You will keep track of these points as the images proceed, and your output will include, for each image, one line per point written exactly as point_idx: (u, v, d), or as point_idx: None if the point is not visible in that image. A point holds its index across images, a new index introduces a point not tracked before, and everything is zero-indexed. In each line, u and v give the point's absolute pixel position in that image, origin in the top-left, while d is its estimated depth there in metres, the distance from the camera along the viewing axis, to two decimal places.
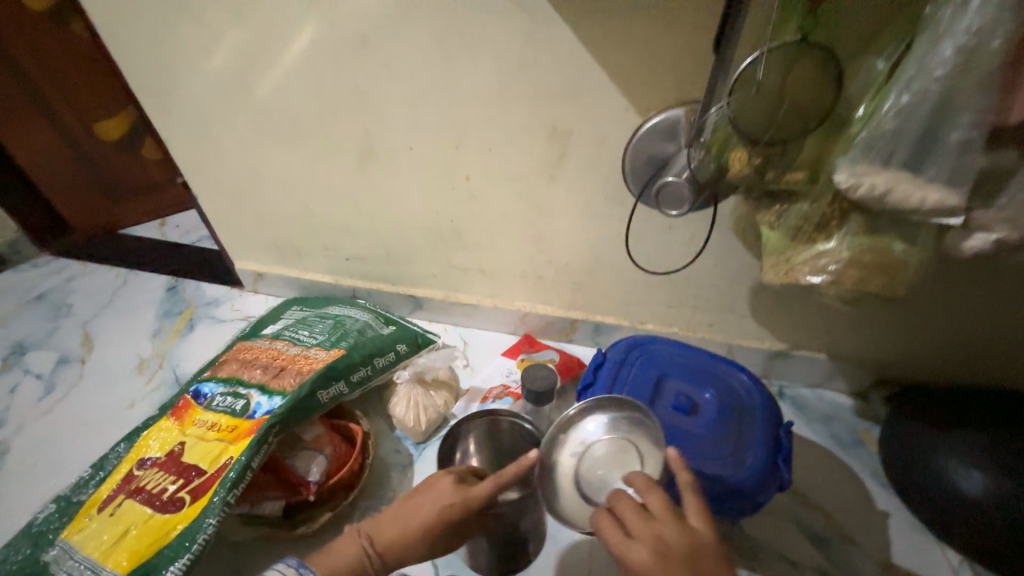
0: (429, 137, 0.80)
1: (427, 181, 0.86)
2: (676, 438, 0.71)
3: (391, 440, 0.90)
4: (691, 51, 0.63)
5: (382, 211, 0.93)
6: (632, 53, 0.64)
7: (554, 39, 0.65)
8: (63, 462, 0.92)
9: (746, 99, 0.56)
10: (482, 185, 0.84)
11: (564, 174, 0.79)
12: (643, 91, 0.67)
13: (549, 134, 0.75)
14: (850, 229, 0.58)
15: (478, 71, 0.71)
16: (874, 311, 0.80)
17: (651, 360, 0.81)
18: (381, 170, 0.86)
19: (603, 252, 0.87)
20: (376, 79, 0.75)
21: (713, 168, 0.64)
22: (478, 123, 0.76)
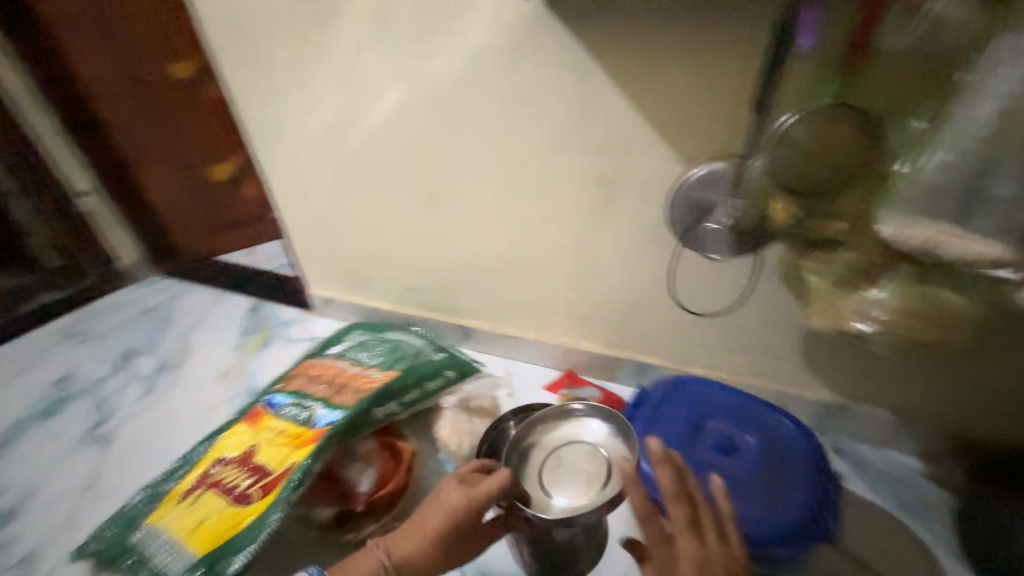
0: (488, 180, 0.89)
1: (484, 218, 0.94)
2: (719, 479, 0.71)
3: (434, 461, 0.95)
4: (735, 106, 0.67)
5: (440, 245, 1.02)
6: (676, 109, 0.70)
7: (606, 98, 0.72)
8: (154, 455, 1.07)
9: (787, 156, 0.60)
10: (533, 224, 0.91)
11: (609, 217, 0.84)
12: (688, 142, 0.72)
13: (596, 181, 0.81)
14: (896, 278, 0.56)
15: (535, 126, 0.79)
16: (940, 368, 0.76)
17: (695, 400, 0.81)
18: (441, 209, 0.97)
19: (645, 291, 0.90)
20: (448, 133, 0.86)
21: (757, 214, 0.66)
22: (533, 169, 0.84)
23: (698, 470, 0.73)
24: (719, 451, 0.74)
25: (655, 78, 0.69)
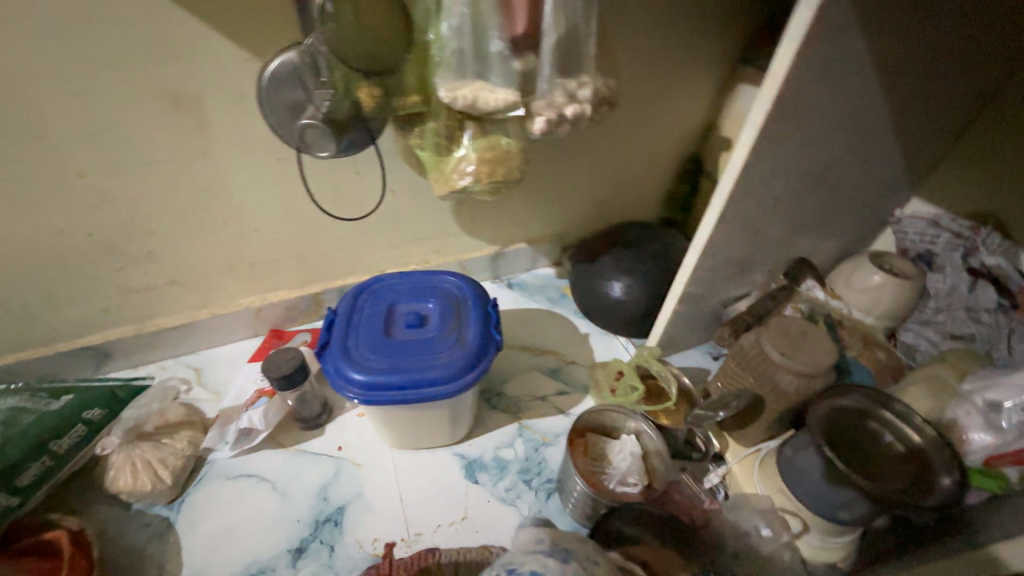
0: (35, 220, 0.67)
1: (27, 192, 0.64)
2: (416, 351, 0.64)
3: (239, 462, 0.76)
4: (215, 54, 0.61)
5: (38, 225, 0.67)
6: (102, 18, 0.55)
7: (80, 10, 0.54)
8: (261, 533, 0.70)
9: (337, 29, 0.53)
10: (112, 180, 0.67)
11: (215, 145, 0.68)
12: (210, 75, 0.62)
13: (171, 103, 0.63)
14: (453, 136, 0.63)
15: None
16: (571, 202, 1.03)
17: (378, 296, 0.71)
18: (136, 181, 0.68)
19: (238, 202, 0.76)
20: None
21: (348, 106, 0.59)
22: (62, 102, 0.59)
23: (383, 352, 0.63)
24: (457, 317, 0.68)
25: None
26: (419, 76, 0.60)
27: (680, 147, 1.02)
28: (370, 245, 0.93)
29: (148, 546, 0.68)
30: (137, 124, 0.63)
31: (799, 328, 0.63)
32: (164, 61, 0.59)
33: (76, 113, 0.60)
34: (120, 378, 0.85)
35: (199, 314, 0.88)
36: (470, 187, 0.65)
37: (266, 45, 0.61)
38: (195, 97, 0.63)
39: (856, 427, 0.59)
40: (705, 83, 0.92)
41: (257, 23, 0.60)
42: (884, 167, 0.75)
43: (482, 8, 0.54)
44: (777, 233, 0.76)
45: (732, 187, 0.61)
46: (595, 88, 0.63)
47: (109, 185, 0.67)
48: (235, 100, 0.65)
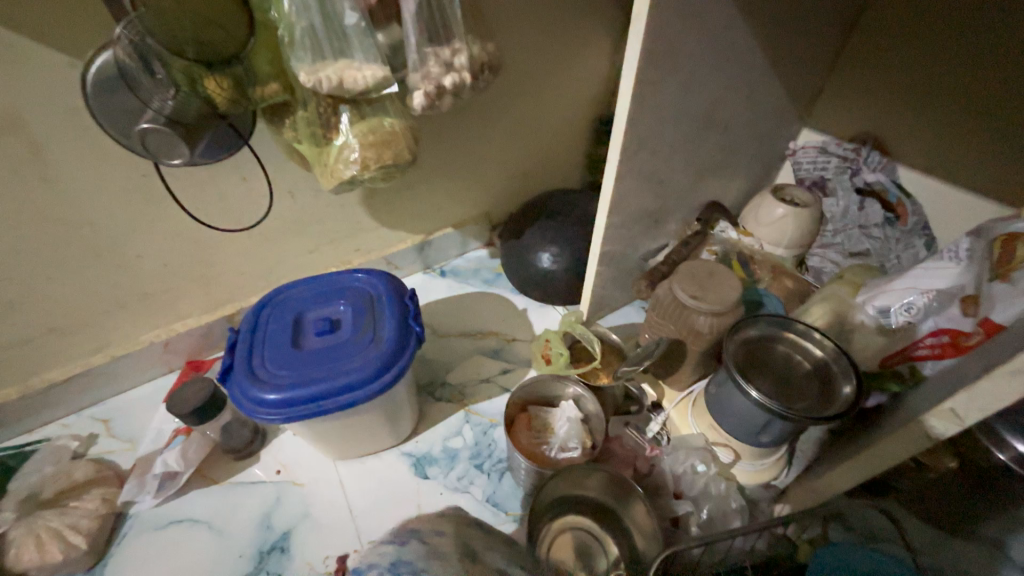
0: None
1: None
2: (328, 358, 0.61)
3: (166, 509, 0.71)
4: (24, 63, 0.53)
5: None
6: None
7: None
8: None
9: (155, 16, 0.46)
10: None
11: (56, 169, 0.60)
12: (26, 88, 0.54)
13: None
14: (329, 123, 0.59)
15: None
16: (489, 178, 1.00)
17: (283, 306, 0.67)
18: None
19: (108, 229, 0.68)
20: None
21: (197, 103, 0.52)
22: None
23: (292, 365, 0.60)
24: (371, 315, 0.65)
25: None
26: (274, 62, 0.54)
27: (589, 108, 1.02)
28: (280, 255, 0.86)
29: None
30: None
31: (707, 269, 0.65)
32: None
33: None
34: (12, 447, 0.75)
35: (94, 360, 0.80)
36: (359, 176, 0.60)
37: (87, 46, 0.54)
38: (12, 116, 0.55)
39: (766, 354, 0.62)
40: (599, 39, 0.91)
41: (68, 21, 0.52)
42: (772, 102, 0.78)
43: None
44: (682, 181, 0.77)
45: (624, 139, 0.61)
46: (472, 53, 0.60)
47: None
48: (66, 114, 0.57)
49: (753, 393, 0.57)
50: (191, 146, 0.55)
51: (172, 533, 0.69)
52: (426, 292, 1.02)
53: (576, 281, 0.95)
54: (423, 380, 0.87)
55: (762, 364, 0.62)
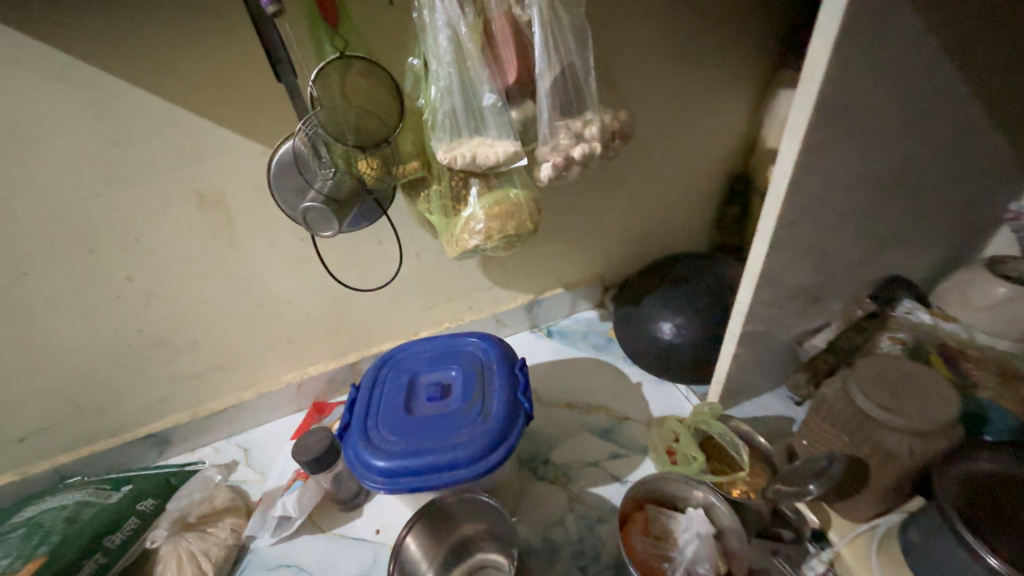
0: (94, 325, 0.73)
1: (86, 300, 0.70)
2: (437, 428, 0.59)
3: (278, 551, 0.74)
4: (234, 153, 0.65)
5: (97, 330, 0.73)
6: (135, 139, 0.60)
7: (118, 136, 0.60)
8: None
9: (329, 112, 0.53)
10: (156, 279, 0.72)
11: (242, 235, 0.72)
12: (231, 171, 0.66)
13: (199, 202, 0.67)
14: (460, 196, 0.61)
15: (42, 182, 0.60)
16: (607, 240, 0.96)
17: (400, 366, 0.69)
18: (176, 277, 0.73)
19: (270, 282, 0.78)
20: (48, 282, 0.66)
21: (351, 182, 0.57)
22: (106, 217, 0.64)
23: (402, 432, 0.59)
24: (481, 385, 0.64)
25: (48, 153, 0.58)
26: (417, 142, 0.59)
27: (721, 167, 0.93)
28: (401, 310, 0.91)
29: None
30: (171, 223, 0.68)
31: (900, 370, 0.50)
32: (189, 166, 0.64)
33: (119, 223, 0.65)
34: (176, 465, 0.87)
35: (245, 394, 0.91)
36: (482, 245, 0.61)
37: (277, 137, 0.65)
38: (219, 193, 0.68)
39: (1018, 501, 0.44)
40: (736, 97, 0.84)
41: (267, 118, 0.64)
42: (983, 156, 0.61)
43: (469, 65, 0.52)
44: (851, 251, 0.63)
45: (782, 206, 0.52)
46: (604, 123, 0.58)
47: (154, 284, 0.72)
48: (254, 190, 0.69)
49: (978, 544, 0.40)
50: (341, 220, 0.59)
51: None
52: (533, 354, 0.98)
53: (703, 358, 0.83)
54: (525, 453, 0.81)
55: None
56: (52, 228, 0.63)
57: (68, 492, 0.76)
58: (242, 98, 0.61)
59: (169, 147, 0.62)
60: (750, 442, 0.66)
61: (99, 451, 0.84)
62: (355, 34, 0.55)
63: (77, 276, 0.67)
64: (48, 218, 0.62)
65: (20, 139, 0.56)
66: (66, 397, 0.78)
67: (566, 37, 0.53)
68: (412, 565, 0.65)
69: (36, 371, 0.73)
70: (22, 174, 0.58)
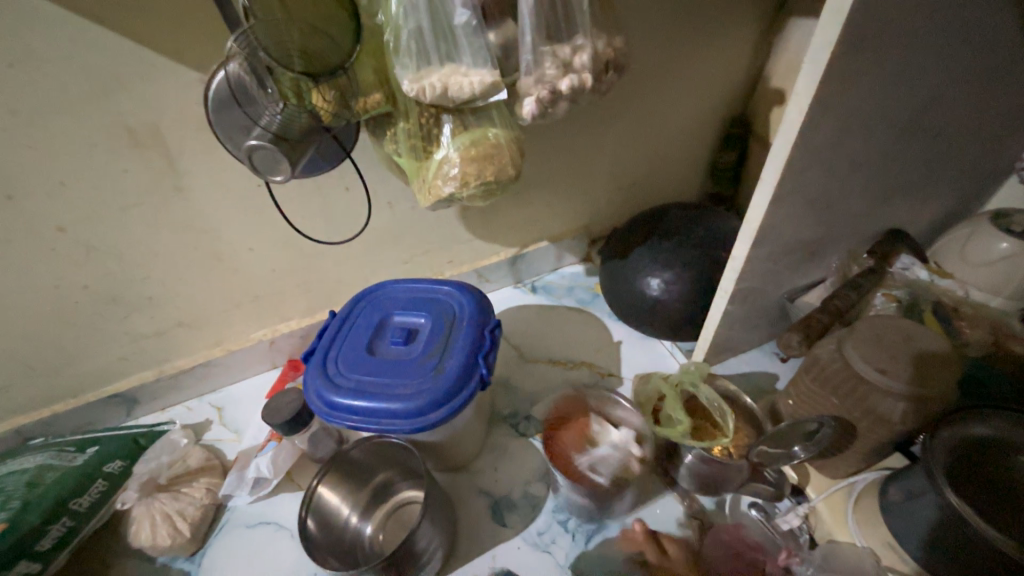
0: (26, 280, 0.65)
1: (13, 254, 0.62)
2: (390, 373, 0.58)
3: (259, 508, 0.73)
4: (166, 81, 0.56)
5: (31, 286, 0.66)
6: (38, 61, 0.51)
7: (16, 57, 0.50)
8: None
9: (265, 31, 0.44)
10: (93, 231, 0.64)
11: (188, 180, 0.64)
12: (164, 103, 0.57)
13: (133, 142, 0.59)
14: (434, 139, 0.53)
15: None
16: (594, 188, 0.89)
17: (375, 303, 0.67)
18: (116, 227, 0.65)
19: (226, 233, 0.71)
20: None
21: (304, 119, 0.49)
22: (17, 157, 0.55)
23: (358, 371, 0.58)
24: (446, 340, 0.61)
25: None
26: (378, 71, 0.51)
27: (720, 108, 0.86)
28: (375, 264, 0.86)
29: None
30: (102, 166, 0.59)
31: (901, 332, 0.51)
32: (113, 98, 0.55)
33: (40, 165, 0.57)
34: (146, 424, 0.84)
35: (214, 351, 0.86)
36: (457, 194, 0.54)
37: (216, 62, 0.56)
38: (154, 130, 0.59)
39: (972, 464, 0.47)
40: (742, 26, 0.75)
41: (199, 37, 0.54)
42: (1008, 99, 0.56)
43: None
44: (855, 203, 0.59)
45: (792, 150, 0.46)
46: (596, 50, 0.50)
47: (92, 235, 0.65)
48: (196, 126, 0.60)
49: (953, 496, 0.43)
50: (292, 161, 0.50)
51: (261, 534, 0.71)
52: (516, 310, 0.95)
53: (692, 314, 0.81)
54: (507, 410, 0.80)
55: (972, 467, 0.48)
56: None
57: (31, 454, 0.73)
58: (167, 10, 0.51)
59: (84, 72, 0.53)
60: (736, 403, 0.66)
61: (60, 412, 0.80)
62: None
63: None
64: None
65: None
66: (15, 358, 0.73)
67: None
68: (329, 510, 0.62)
69: None
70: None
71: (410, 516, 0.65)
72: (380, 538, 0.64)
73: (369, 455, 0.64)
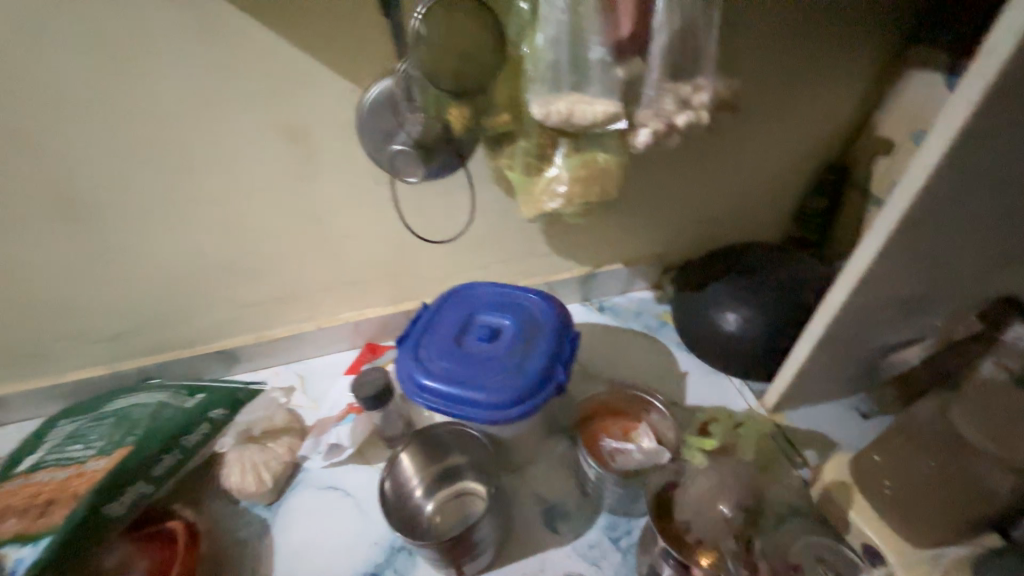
0: (178, 240, 0.76)
1: (175, 217, 0.74)
2: (476, 365, 0.62)
3: (330, 473, 0.80)
4: (324, 86, 0.65)
5: (181, 245, 0.77)
6: (234, 63, 0.61)
7: (220, 59, 0.60)
8: (344, 546, 0.72)
9: (426, 57, 0.50)
10: (237, 205, 0.74)
11: (323, 172, 0.73)
12: (318, 104, 0.66)
13: (287, 135, 0.68)
14: (548, 157, 0.58)
15: (146, 97, 0.62)
16: (677, 218, 0.91)
17: (463, 300, 0.72)
18: (256, 205, 0.75)
19: (341, 221, 0.80)
20: (145, 195, 0.70)
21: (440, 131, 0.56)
22: (198, 138, 0.66)
23: (447, 360, 0.63)
24: (529, 343, 0.64)
25: (157, 68, 0.60)
26: (511, 92, 0.55)
27: (818, 153, 0.85)
28: (458, 266, 0.92)
29: (248, 544, 0.73)
30: (258, 152, 0.69)
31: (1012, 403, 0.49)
32: (280, 98, 0.65)
33: (213, 147, 0.68)
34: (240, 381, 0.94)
35: (306, 325, 0.95)
36: (561, 210, 0.60)
37: (369, 75, 0.65)
38: (306, 127, 0.68)
39: None
40: (855, 75, 0.76)
41: (359, 52, 0.63)
42: None
43: (582, 9, 0.48)
44: (967, 263, 0.57)
45: (912, 201, 0.47)
46: (715, 90, 0.54)
47: (237, 210, 0.75)
48: (339, 126, 0.69)
49: None
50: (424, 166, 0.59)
51: (330, 496, 0.77)
52: (583, 326, 0.97)
53: (766, 354, 0.79)
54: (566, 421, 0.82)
55: None
56: (155, 145, 0.66)
57: (151, 392, 0.84)
58: (340, 29, 0.61)
59: (265, 75, 0.63)
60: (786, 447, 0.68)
61: (175, 359, 0.92)
62: None
63: (168, 192, 0.71)
64: (154, 135, 0.65)
65: (136, 50, 0.58)
66: (154, 306, 0.85)
67: None
68: (402, 478, 0.67)
69: (131, 278, 0.80)
70: (135, 90, 0.61)
71: (471, 505, 0.69)
72: (438, 519, 0.68)
73: (448, 438, 0.68)
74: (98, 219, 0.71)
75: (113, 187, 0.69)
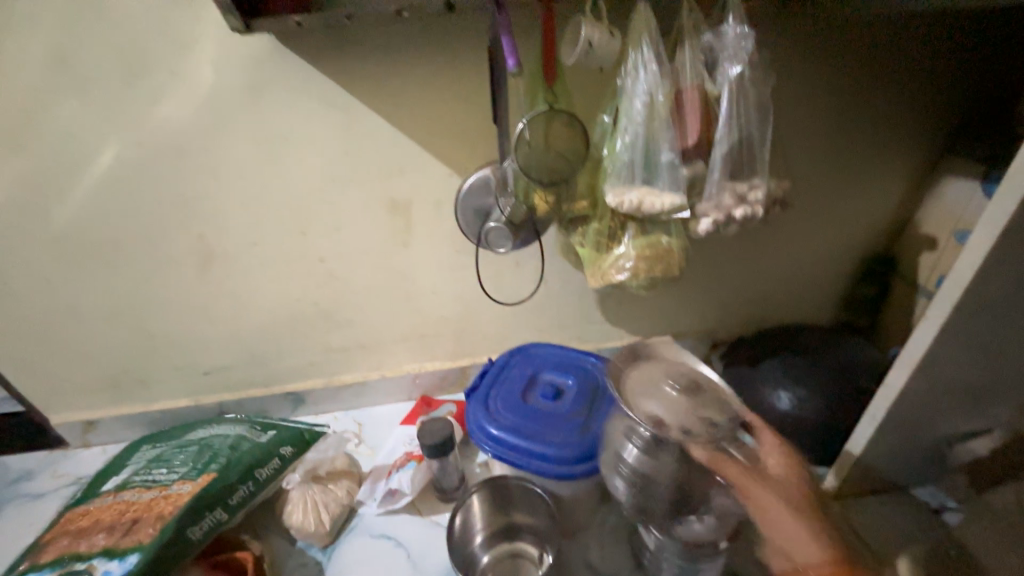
0: (281, 289, 0.88)
1: (284, 269, 0.86)
2: (542, 421, 0.67)
3: (383, 522, 0.82)
4: (428, 171, 0.78)
5: (283, 293, 0.89)
6: (362, 151, 0.76)
7: (352, 148, 0.75)
8: None
9: (526, 155, 0.62)
10: (337, 262, 0.86)
11: (413, 238, 0.84)
12: (421, 185, 0.80)
13: (390, 207, 0.81)
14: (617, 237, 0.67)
15: (288, 174, 0.76)
16: (727, 296, 0.96)
17: (528, 359, 0.78)
18: (353, 263, 0.87)
19: (420, 281, 0.90)
20: (265, 250, 0.83)
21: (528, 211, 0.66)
22: (319, 206, 0.80)
23: (514, 413, 0.68)
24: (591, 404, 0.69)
25: (303, 153, 0.75)
26: (589, 183, 0.66)
27: (863, 244, 0.91)
28: (516, 328, 0.99)
29: None
30: (364, 220, 0.82)
31: None
32: (391, 179, 0.78)
33: (329, 214, 0.81)
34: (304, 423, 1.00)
35: (371, 373, 1.03)
36: (628, 281, 0.67)
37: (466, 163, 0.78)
38: (407, 202, 0.81)
39: None
40: (894, 178, 0.83)
41: (461, 146, 0.76)
42: None
43: (657, 124, 0.59)
44: None
45: (963, 293, 0.51)
46: (769, 189, 0.62)
47: (336, 266, 0.87)
48: (434, 202, 0.81)
49: None
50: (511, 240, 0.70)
51: (382, 546, 0.78)
52: None
53: (822, 436, 0.79)
54: None
55: None
56: (285, 211, 0.80)
57: (230, 424, 0.92)
58: (449, 129, 0.75)
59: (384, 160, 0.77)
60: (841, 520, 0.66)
61: (251, 396, 1.00)
62: (561, 90, 0.63)
63: (284, 249, 0.84)
64: (286, 203, 0.79)
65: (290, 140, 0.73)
66: (247, 345, 0.95)
67: (749, 110, 0.59)
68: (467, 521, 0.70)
69: (235, 320, 0.91)
70: (282, 168, 0.76)
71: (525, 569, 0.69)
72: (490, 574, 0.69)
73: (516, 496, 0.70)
74: (224, 267, 0.84)
75: (244, 242, 0.82)
